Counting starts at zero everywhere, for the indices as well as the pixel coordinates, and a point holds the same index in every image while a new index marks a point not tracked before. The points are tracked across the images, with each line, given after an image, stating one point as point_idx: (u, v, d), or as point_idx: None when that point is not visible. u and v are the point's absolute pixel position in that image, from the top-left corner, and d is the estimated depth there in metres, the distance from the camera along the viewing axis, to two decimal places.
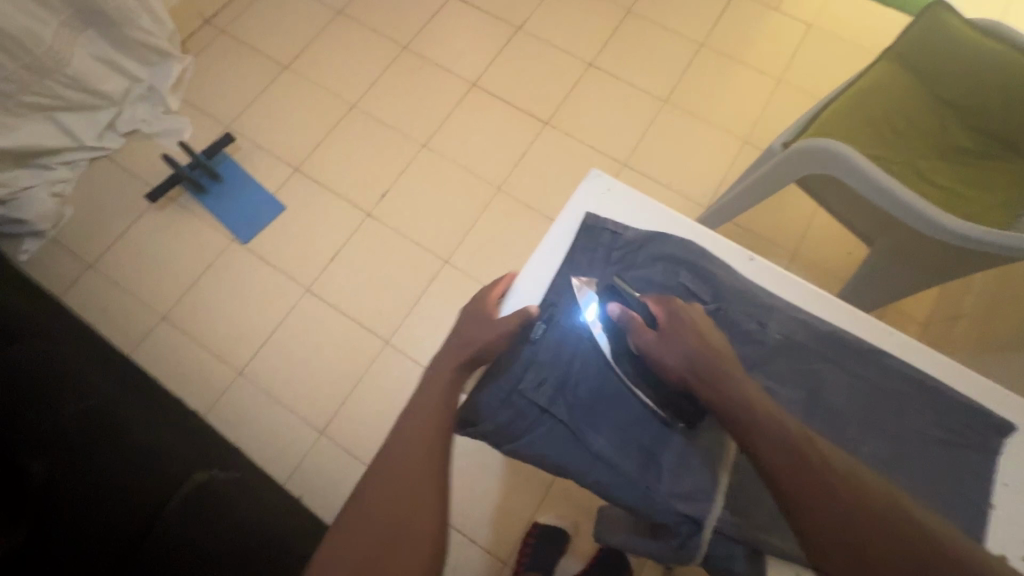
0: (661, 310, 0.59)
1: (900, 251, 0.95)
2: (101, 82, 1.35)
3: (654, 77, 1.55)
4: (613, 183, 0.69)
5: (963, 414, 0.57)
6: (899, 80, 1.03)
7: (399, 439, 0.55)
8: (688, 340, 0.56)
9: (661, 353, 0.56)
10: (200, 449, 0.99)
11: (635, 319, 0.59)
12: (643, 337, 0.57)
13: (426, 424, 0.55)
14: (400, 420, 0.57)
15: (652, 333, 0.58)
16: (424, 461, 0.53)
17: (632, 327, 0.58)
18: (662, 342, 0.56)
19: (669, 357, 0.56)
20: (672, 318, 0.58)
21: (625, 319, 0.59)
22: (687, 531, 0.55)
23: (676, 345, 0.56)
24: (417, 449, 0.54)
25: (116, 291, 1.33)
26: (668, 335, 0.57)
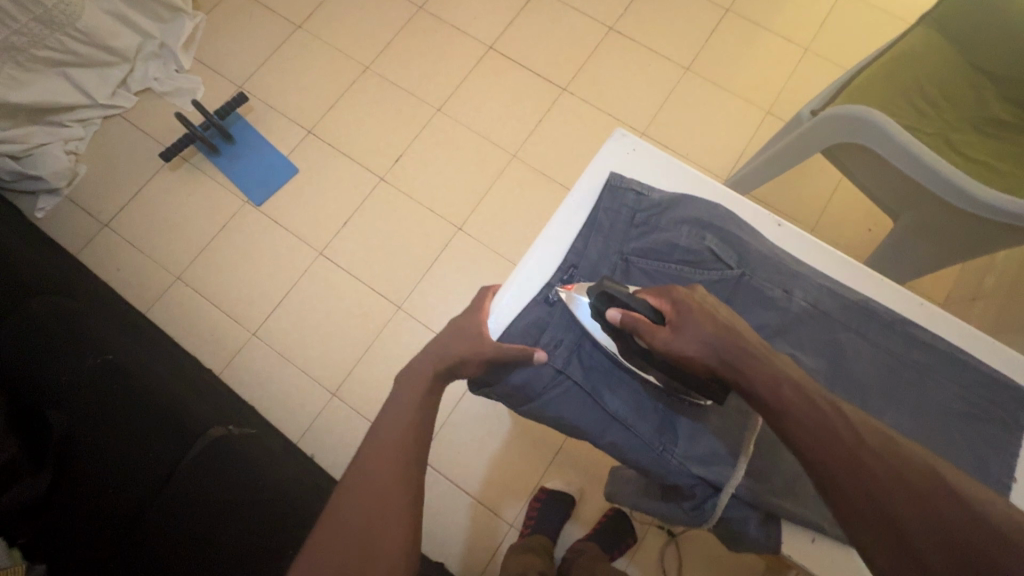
0: (665, 304, 0.52)
1: (924, 226, 0.93)
2: (112, 37, 1.33)
3: (675, 44, 1.50)
4: (638, 144, 0.66)
5: (990, 389, 0.56)
6: (934, 46, 0.98)
7: (386, 428, 0.52)
8: (702, 325, 0.49)
9: (677, 346, 0.50)
10: (212, 407, 1.01)
11: (640, 319, 0.52)
12: (656, 337, 0.51)
13: (412, 413, 0.54)
14: (382, 411, 0.54)
15: (664, 330, 0.51)
16: (408, 459, 0.50)
17: (641, 329, 0.52)
18: (677, 337, 0.50)
19: (685, 348, 0.50)
20: (679, 308, 0.52)
21: (629, 323, 0.52)
22: (701, 493, 0.55)
23: (692, 333, 0.50)
24: (399, 445, 0.51)
25: (131, 250, 1.34)
26: (681, 327, 0.50)
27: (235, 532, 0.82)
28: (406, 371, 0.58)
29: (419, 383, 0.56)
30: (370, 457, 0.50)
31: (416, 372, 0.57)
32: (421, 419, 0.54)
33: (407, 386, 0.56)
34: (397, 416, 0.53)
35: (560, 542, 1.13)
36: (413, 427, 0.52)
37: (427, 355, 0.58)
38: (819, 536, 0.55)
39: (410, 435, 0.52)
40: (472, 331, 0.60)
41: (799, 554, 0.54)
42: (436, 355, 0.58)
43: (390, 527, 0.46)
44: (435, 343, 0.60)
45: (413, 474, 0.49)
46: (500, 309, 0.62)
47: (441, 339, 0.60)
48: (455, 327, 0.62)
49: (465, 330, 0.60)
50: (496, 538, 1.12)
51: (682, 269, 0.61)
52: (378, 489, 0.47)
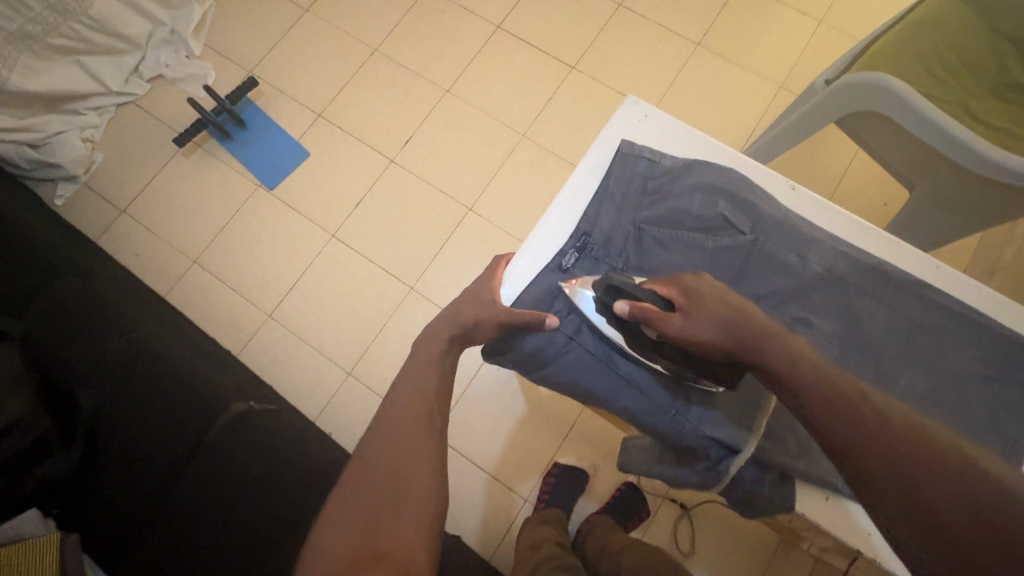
0: (673, 292, 0.53)
1: (942, 194, 0.91)
2: (124, 24, 1.35)
3: (686, 19, 1.48)
4: (651, 111, 0.66)
5: (1008, 350, 0.55)
6: (954, 13, 0.96)
7: (404, 391, 0.54)
8: (715, 308, 0.50)
9: (691, 331, 0.50)
10: (232, 384, 1.03)
11: (651, 308, 0.52)
12: (670, 323, 0.51)
13: (428, 377, 0.55)
14: (401, 376, 0.56)
15: (677, 316, 0.51)
16: (424, 422, 0.51)
17: (651, 318, 0.51)
18: (690, 322, 0.50)
19: (699, 332, 0.50)
20: (689, 295, 0.52)
21: (639, 314, 0.52)
22: (715, 455, 0.56)
23: (705, 317, 0.50)
24: (418, 413, 0.52)
25: (149, 235, 1.36)
26: (694, 312, 0.51)
27: (253, 504, 0.84)
28: (424, 333, 0.60)
29: (436, 346, 0.58)
30: (390, 425, 0.51)
31: (433, 335, 0.59)
32: (437, 383, 0.55)
33: (425, 349, 0.58)
34: (413, 384, 0.54)
35: (573, 516, 1.15)
36: (430, 393, 0.54)
37: (444, 319, 0.60)
38: (832, 495, 0.55)
39: (428, 403, 0.53)
40: (486, 298, 0.61)
41: (812, 512, 0.55)
42: (450, 319, 0.60)
43: (415, 490, 0.47)
44: (450, 309, 0.62)
45: (434, 440, 0.51)
46: (512, 277, 0.63)
47: (455, 304, 0.62)
48: (467, 294, 0.63)
49: (478, 297, 0.61)
50: (510, 512, 1.15)
51: (695, 235, 0.61)
52: (395, 449, 0.49)
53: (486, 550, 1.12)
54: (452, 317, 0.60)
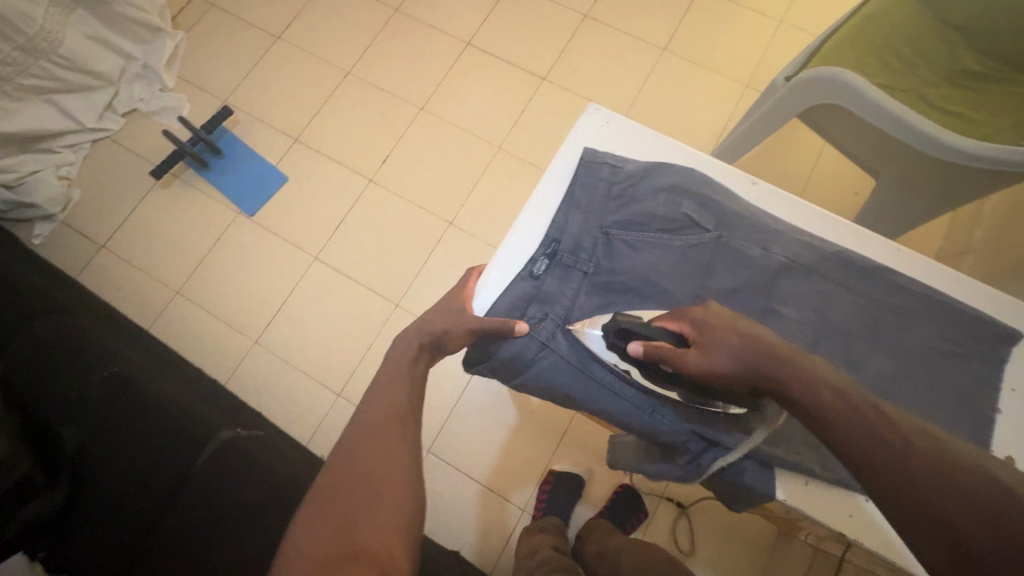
0: (684, 326, 0.53)
1: (906, 180, 0.94)
2: (96, 61, 1.35)
3: (650, 25, 1.52)
4: (612, 117, 0.68)
5: (968, 325, 0.56)
6: (904, 5, 0.99)
7: (377, 401, 0.53)
8: (728, 341, 0.50)
9: (706, 366, 0.50)
10: (220, 414, 1.02)
11: (663, 345, 0.52)
12: (685, 360, 0.51)
13: (401, 387, 0.54)
14: (373, 386, 0.55)
15: (691, 352, 0.51)
16: (398, 432, 0.50)
17: (666, 356, 0.52)
18: (706, 357, 0.50)
19: (718, 367, 0.50)
20: (699, 329, 0.52)
21: (654, 353, 0.52)
22: (695, 448, 0.57)
23: (720, 350, 0.50)
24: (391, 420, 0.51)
25: (130, 269, 1.36)
26: (708, 346, 0.51)
27: (240, 532, 0.82)
28: (394, 343, 0.59)
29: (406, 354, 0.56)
30: (364, 432, 0.50)
31: (402, 342, 0.58)
32: (409, 393, 0.54)
33: (393, 356, 0.57)
34: (386, 392, 0.53)
35: (572, 522, 1.15)
36: (403, 400, 0.53)
37: (413, 326, 0.60)
38: (812, 479, 0.56)
39: (401, 408, 0.52)
40: (457, 307, 0.62)
41: (794, 499, 0.56)
42: (420, 328, 0.59)
43: (388, 502, 0.46)
44: (418, 320, 0.61)
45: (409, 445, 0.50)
46: (486, 287, 0.63)
47: (426, 314, 0.62)
48: (440, 305, 0.63)
49: (450, 306, 0.62)
50: (508, 523, 1.14)
51: (662, 236, 0.62)
52: (370, 461, 0.48)
53: (487, 563, 1.11)
54: (416, 328, 0.59)
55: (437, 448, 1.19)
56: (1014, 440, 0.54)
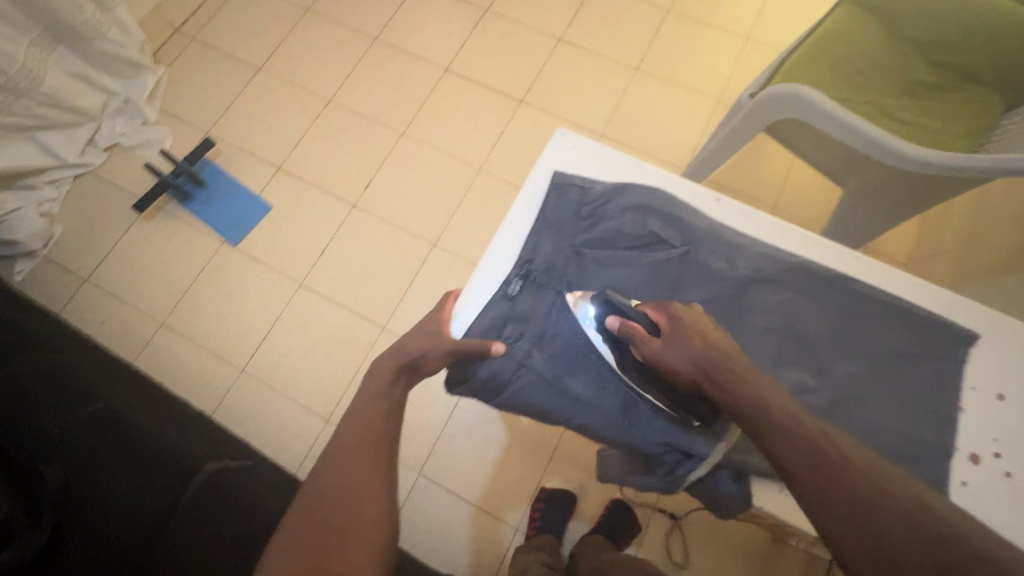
0: (661, 317, 0.57)
1: (870, 189, 0.97)
2: (77, 98, 1.36)
3: (623, 46, 1.57)
4: (578, 140, 0.70)
5: (926, 328, 0.59)
6: (860, 22, 1.04)
7: (353, 427, 0.53)
8: (691, 342, 0.53)
9: (665, 358, 0.54)
10: (209, 445, 1.01)
11: (635, 328, 0.56)
12: (648, 348, 0.55)
13: (376, 413, 0.54)
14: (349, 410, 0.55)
15: (655, 342, 0.55)
16: (373, 460, 0.51)
17: (635, 338, 0.56)
18: (665, 350, 0.54)
19: (674, 362, 0.54)
20: (674, 324, 0.55)
21: (625, 332, 0.57)
22: (672, 459, 0.58)
23: (679, 349, 0.54)
24: (364, 449, 0.51)
25: (114, 302, 1.35)
26: (673, 341, 0.54)
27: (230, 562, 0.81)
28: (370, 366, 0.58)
29: (383, 380, 0.56)
30: (337, 463, 0.50)
31: (379, 367, 0.58)
32: (385, 419, 0.54)
33: (367, 383, 0.56)
34: (360, 419, 0.53)
35: (565, 539, 1.15)
36: (378, 427, 0.53)
37: (389, 351, 0.59)
38: (786, 486, 0.58)
39: (374, 437, 0.52)
40: (434, 328, 0.63)
41: (769, 506, 0.57)
42: (397, 351, 0.59)
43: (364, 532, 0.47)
44: (396, 343, 0.61)
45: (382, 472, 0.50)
46: (464, 310, 0.64)
47: (403, 338, 0.61)
48: (416, 328, 0.63)
49: (427, 328, 0.63)
50: (502, 544, 1.14)
51: (631, 253, 0.64)
52: (345, 491, 0.48)
53: None
54: (392, 353, 0.59)
55: (428, 470, 1.19)
56: (975, 436, 0.56)
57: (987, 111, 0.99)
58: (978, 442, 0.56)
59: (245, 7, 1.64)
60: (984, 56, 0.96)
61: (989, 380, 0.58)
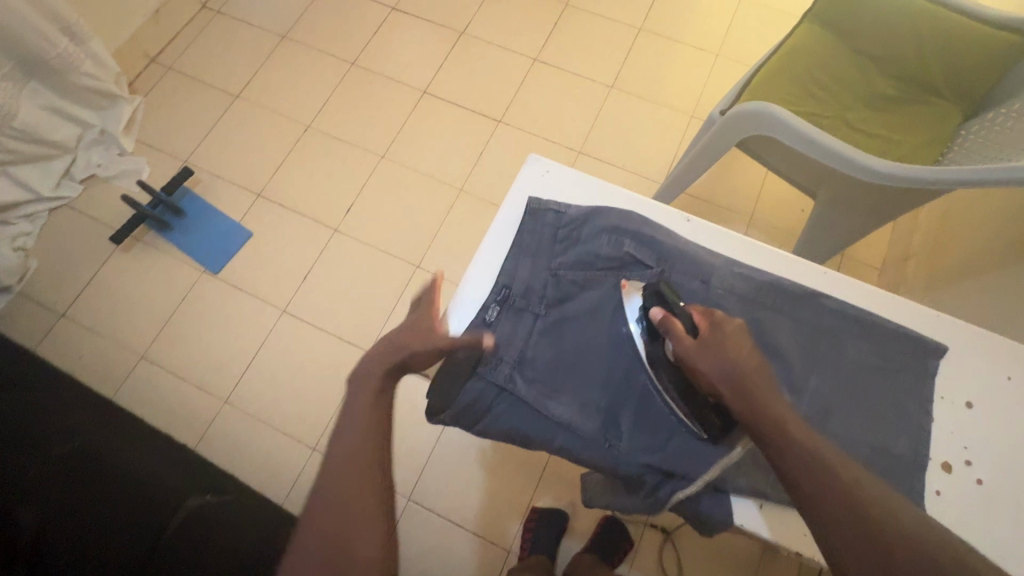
0: (703, 320, 0.58)
1: (840, 200, 1.00)
2: (51, 131, 1.35)
3: (596, 65, 1.60)
4: (551, 166, 0.72)
5: (893, 340, 0.61)
6: (821, 39, 1.07)
7: (348, 441, 0.52)
8: (727, 351, 0.55)
9: (699, 358, 0.56)
10: (191, 477, 1.00)
11: (677, 325, 0.57)
12: (682, 344, 0.57)
13: (368, 424, 0.54)
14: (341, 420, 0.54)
15: (692, 342, 0.57)
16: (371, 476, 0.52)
17: (672, 332, 0.57)
18: (700, 352, 0.56)
19: (703, 365, 0.55)
20: (715, 330, 0.57)
21: (665, 326, 0.58)
22: (652, 480, 0.59)
23: (713, 355, 0.56)
24: (357, 466, 0.51)
25: (92, 336, 1.33)
26: (709, 344, 0.56)
27: None
28: (360, 368, 0.58)
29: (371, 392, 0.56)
30: (336, 481, 0.50)
31: (371, 368, 0.57)
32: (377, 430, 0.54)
33: (354, 394, 0.56)
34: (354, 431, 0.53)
35: (558, 559, 1.14)
36: (371, 440, 0.53)
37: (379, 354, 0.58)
38: (765, 503, 0.59)
39: (369, 452, 0.52)
40: (427, 327, 0.61)
41: (749, 524, 0.58)
42: (388, 353, 0.58)
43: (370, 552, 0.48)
44: (385, 341, 0.60)
45: (377, 491, 0.51)
46: None
47: (393, 335, 0.60)
48: (408, 322, 0.62)
49: (420, 325, 0.61)
50: (494, 566, 1.13)
51: (607, 275, 0.65)
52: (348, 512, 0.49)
53: None
54: (384, 355, 0.58)
55: (417, 495, 1.18)
56: (946, 444, 0.59)
57: (949, 120, 1.01)
58: (949, 449, 0.59)
59: (220, 36, 1.65)
60: (940, 68, 1.00)
61: (960, 391, 0.61)
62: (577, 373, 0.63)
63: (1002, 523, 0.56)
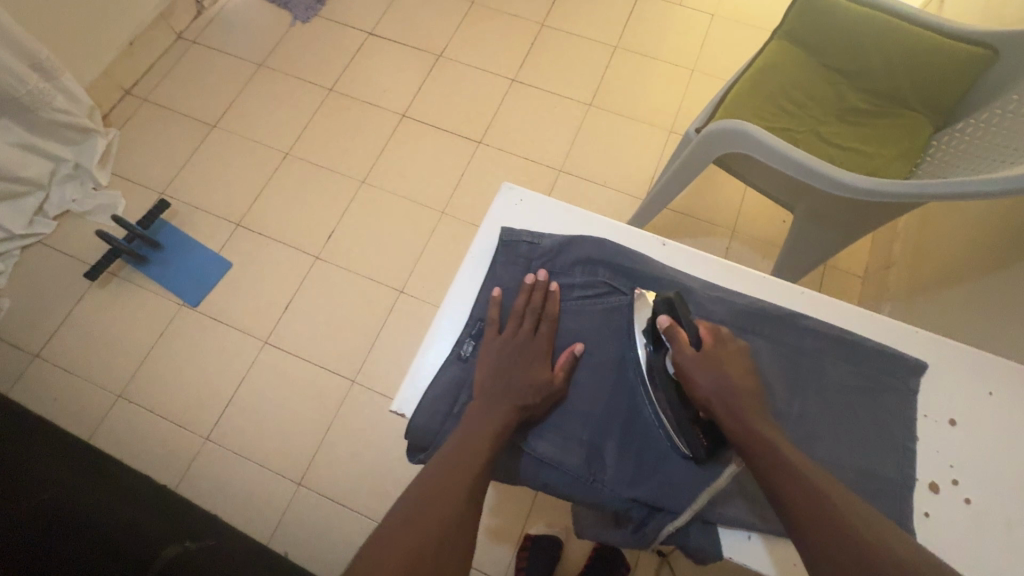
0: (707, 334, 0.59)
1: (818, 214, 1.00)
2: (23, 168, 1.32)
3: (574, 84, 1.61)
4: (524, 195, 0.73)
5: (875, 358, 0.61)
6: (791, 56, 1.09)
7: (462, 454, 0.54)
8: (724, 368, 0.57)
9: (695, 368, 0.57)
10: (170, 525, 0.96)
11: (682, 337, 0.58)
12: (682, 353, 0.57)
13: (481, 447, 0.54)
14: (460, 431, 0.56)
15: (692, 352, 0.58)
16: (466, 498, 0.52)
17: (676, 341, 0.58)
18: (699, 363, 0.57)
19: (697, 377, 0.56)
20: (718, 345, 0.58)
21: (671, 333, 0.59)
22: (638, 514, 0.58)
23: (709, 369, 0.56)
24: (462, 482, 0.52)
25: (67, 377, 1.29)
26: (710, 358, 0.57)
27: None
28: (490, 389, 0.59)
29: (500, 411, 0.57)
30: (439, 486, 0.52)
31: (497, 393, 0.59)
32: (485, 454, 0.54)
33: (488, 409, 0.57)
34: (467, 449, 0.54)
35: None
36: (477, 465, 0.53)
37: (509, 380, 0.59)
38: (754, 533, 0.57)
39: (474, 474, 0.53)
40: (546, 373, 0.61)
41: (738, 555, 0.57)
42: (511, 386, 0.59)
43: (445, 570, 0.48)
44: (502, 370, 0.60)
45: (471, 513, 0.52)
46: (416, 377, 0.64)
47: (512, 369, 0.60)
48: (526, 351, 0.62)
49: (539, 368, 0.61)
50: None
51: (582, 308, 0.66)
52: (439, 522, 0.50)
53: None
54: (512, 387, 0.59)
55: None
56: (933, 463, 0.59)
57: (923, 131, 1.02)
58: (935, 468, 0.58)
59: (197, 66, 1.64)
60: (909, 82, 1.01)
61: (943, 407, 0.61)
62: (559, 404, 0.61)
63: (994, 544, 0.55)
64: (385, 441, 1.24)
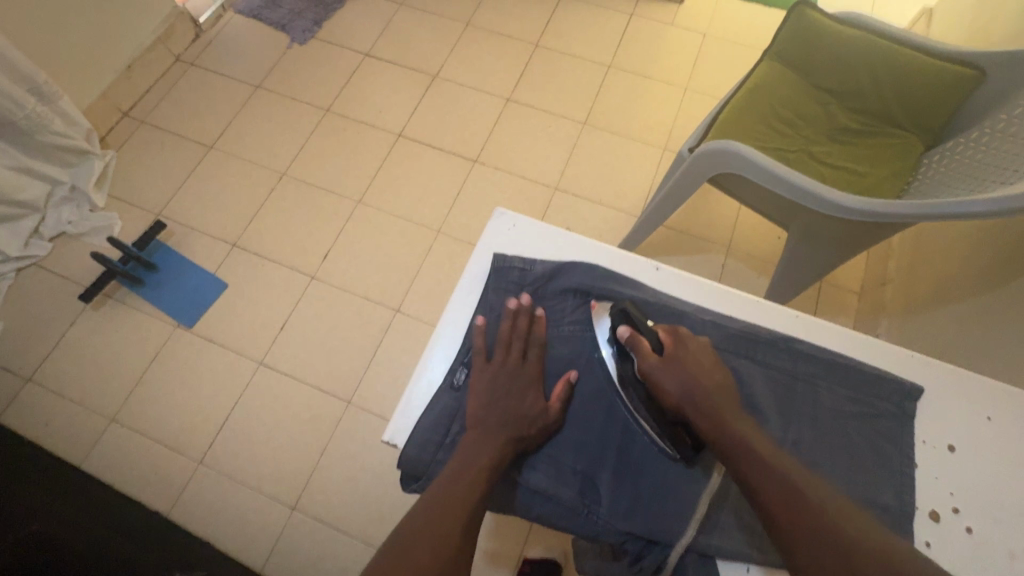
0: (667, 336, 0.60)
1: (811, 233, 1.00)
2: (19, 191, 1.32)
3: (569, 102, 1.62)
4: (517, 220, 0.73)
5: (870, 384, 0.61)
6: (781, 77, 1.10)
7: (455, 488, 0.53)
8: (687, 371, 0.57)
9: (662, 372, 0.58)
10: (164, 557, 0.95)
11: (643, 344, 0.59)
12: (647, 360, 0.58)
13: (476, 480, 0.53)
14: (455, 464, 0.55)
15: (656, 358, 0.58)
16: (460, 533, 0.51)
17: (639, 349, 0.59)
18: (664, 367, 0.58)
19: (665, 381, 0.57)
20: (679, 348, 0.59)
21: (632, 343, 0.59)
22: (633, 548, 0.57)
23: (676, 374, 0.58)
24: (456, 516, 0.51)
25: (59, 401, 1.28)
26: (671, 361, 0.58)
27: None
28: (486, 420, 0.58)
29: (494, 442, 0.56)
30: (431, 521, 0.51)
31: (493, 424, 0.58)
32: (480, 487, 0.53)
33: (483, 440, 0.57)
34: (460, 482, 0.53)
35: None
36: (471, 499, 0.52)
37: (502, 411, 0.59)
38: (752, 565, 0.56)
39: (467, 509, 0.52)
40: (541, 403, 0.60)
41: None
42: (506, 417, 0.58)
43: None
44: (497, 401, 0.60)
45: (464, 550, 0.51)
46: (408, 407, 0.63)
47: (507, 400, 0.60)
48: (522, 382, 0.61)
49: (536, 401, 0.60)
50: None
51: (575, 336, 0.66)
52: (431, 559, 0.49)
53: None
54: (507, 419, 0.58)
55: None
56: (934, 492, 0.58)
57: (913, 151, 1.03)
58: (937, 497, 0.57)
59: (194, 88, 1.66)
60: (897, 102, 1.02)
61: (940, 432, 0.60)
62: (552, 434, 0.61)
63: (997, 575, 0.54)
64: (381, 464, 1.22)
